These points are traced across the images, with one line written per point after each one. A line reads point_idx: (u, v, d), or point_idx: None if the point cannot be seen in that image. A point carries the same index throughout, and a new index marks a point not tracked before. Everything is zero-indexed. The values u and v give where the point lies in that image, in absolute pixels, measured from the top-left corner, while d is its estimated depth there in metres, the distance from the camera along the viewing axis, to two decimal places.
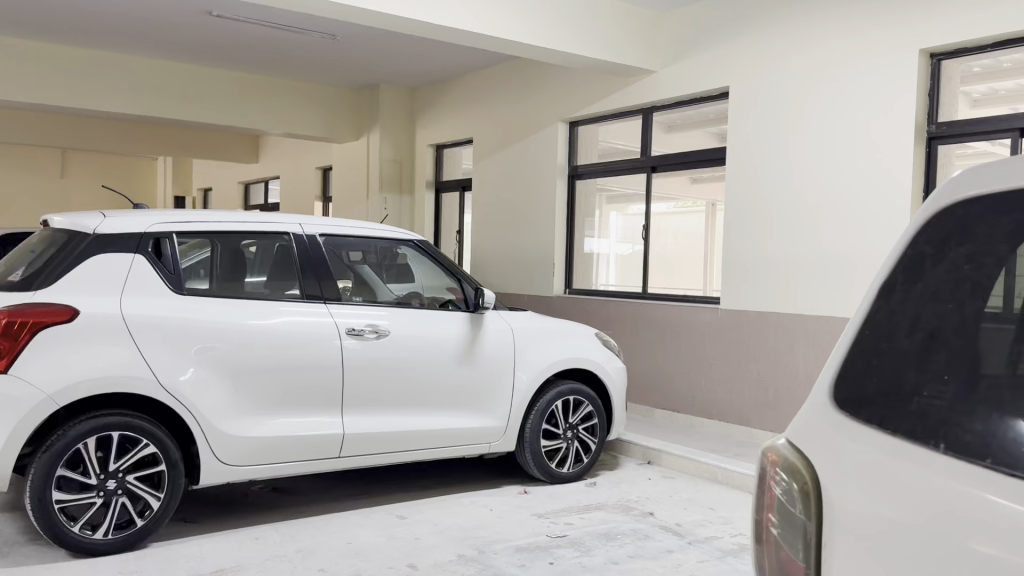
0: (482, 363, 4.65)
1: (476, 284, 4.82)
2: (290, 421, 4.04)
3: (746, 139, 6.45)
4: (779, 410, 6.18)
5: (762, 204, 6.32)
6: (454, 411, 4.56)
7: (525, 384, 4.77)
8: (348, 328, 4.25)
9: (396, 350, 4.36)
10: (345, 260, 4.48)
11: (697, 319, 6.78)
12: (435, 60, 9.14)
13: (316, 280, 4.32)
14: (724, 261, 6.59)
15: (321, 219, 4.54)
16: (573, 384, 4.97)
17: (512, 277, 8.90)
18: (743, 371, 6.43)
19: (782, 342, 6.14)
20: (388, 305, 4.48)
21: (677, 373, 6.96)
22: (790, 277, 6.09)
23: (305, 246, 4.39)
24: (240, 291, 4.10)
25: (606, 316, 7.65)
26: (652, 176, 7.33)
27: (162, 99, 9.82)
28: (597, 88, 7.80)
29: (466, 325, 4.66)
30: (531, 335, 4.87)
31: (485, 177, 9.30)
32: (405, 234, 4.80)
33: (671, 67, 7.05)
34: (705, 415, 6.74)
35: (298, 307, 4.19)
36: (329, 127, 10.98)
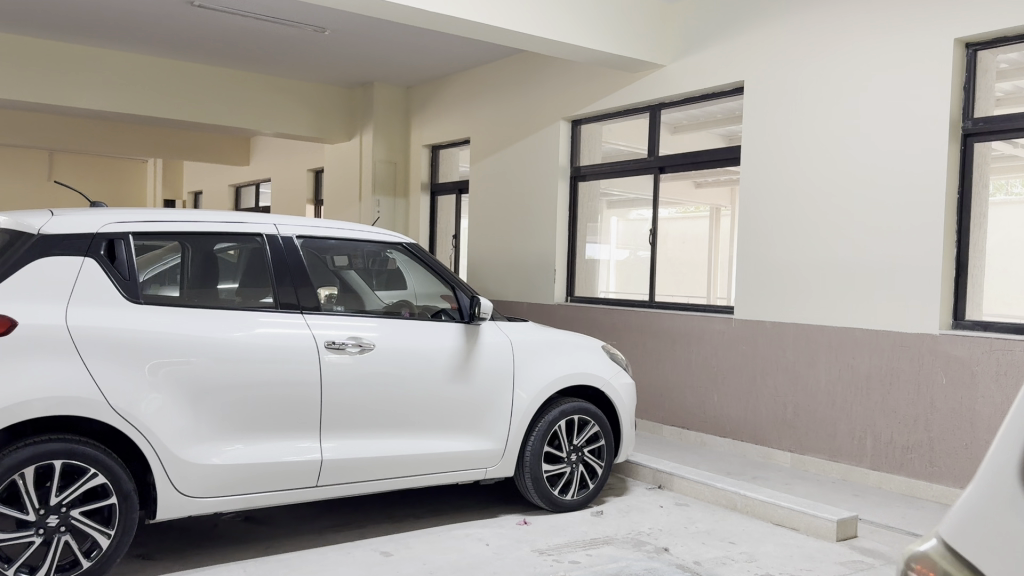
0: (478, 379, 4.20)
1: (472, 291, 4.37)
2: (260, 447, 3.59)
3: (763, 136, 6.03)
4: (798, 428, 5.73)
5: (780, 206, 5.89)
6: (446, 433, 4.11)
7: (526, 404, 4.33)
8: (328, 341, 3.80)
9: (383, 367, 3.91)
10: (327, 265, 4.03)
11: (708, 330, 6.34)
12: (431, 55, 8.71)
13: (293, 287, 3.86)
14: (739, 268, 6.16)
15: (299, 219, 4.09)
16: (577, 402, 4.51)
17: (511, 284, 8.46)
18: (759, 386, 5.99)
19: (802, 356, 5.70)
20: (375, 315, 4.03)
21: (687, 388, 6.52)
22: (811, 285, 5.66)
23: (282, 249, 3.94)
24: (207, 300, 3.65)
25: (610, 327, 7.21)
26: (660, 177, 6.91)
27: (145, 96, 9.37)
28: (601, 84, 7.38)
29: (461, 336, 4.22)
30: (532, 349, 4.42)
31: (483, 179, 8.87)
32: (393, 236, 4.34)
33: (681, 62, 6.63)
34: (716, 434, 6.29)
35: (273, 318, 3.74)
36: (321, 127, 10.54)
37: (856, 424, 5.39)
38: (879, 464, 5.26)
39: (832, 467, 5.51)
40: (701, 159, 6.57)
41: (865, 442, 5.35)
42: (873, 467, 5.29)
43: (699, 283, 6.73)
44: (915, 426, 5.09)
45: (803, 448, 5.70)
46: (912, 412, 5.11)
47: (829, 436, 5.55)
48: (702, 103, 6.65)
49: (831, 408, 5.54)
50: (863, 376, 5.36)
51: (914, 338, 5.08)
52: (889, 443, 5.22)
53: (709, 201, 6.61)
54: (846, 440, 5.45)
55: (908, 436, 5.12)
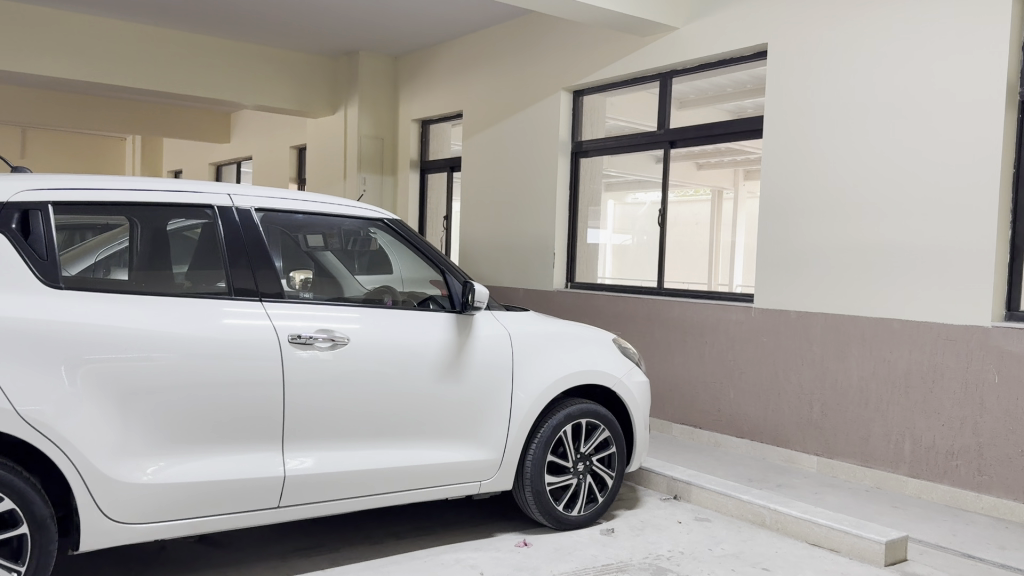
0: (470, 379, 3.60)
1: (465, 276, 3.76)
2: (209, 462, 3.00)
3: (789, 105, 5.44)
4: (825, 429, 5.18)
5: (807, 181, 5.32)
6: (434, 441, 3.52)
7: (527, 406, 3.73)
8: (292, 334, 3.19)
9: (360, 365, 3.31)
10: (294, 244, 3.41)
11: (724, 320, 5.77)
12: (422, 19, 8.04)
13: (251, 270, 3.25)
14: (760, 252, 5.58)
15: (259, 189, 3.45)
16: (585, 404, 3.92)
17: (506, 269, 7.86)
18: (781, 383, 5.43)
19: (830, 350, 5.14)
20: (351, 302, 3.42)
21: (700, 383, 5.96)
22: (844, 272, 5.08)
23: (240, 224, 3.31)
24: (145, 285, 3.04)
25: (615, 315, 6.63)
26: (670, 152, 6.34)
27: (117, 66, 8.69)
28: (606, 49, 6.76)
29: (453, 327, 3.62)
30: (534, 342, 3.82)
31: (476, 155, 8.24)
32: (373, 211, 3.71)
33: (697, 24, 6.00)
34: (732, 433, 5.74)
35: (225, 307, 3.13)
36: (303, 100, 9.87)
37: (892, 426, 4.84)
38: (918, 471, 4.71)
39: (864, 473, 4.96)
40: (717, 132, 5.97)
41: (902, 446, 4.79)
42: (911, 474, 4.75)
43: (700, 265, 6.19)
44: (961, 429, 4.53)
45: (830, 451, 5.15)
46: (957, 414, 4.55)
47: (861, 439, 4.99)
48: (719, 70, 6.04)
49: (864, 407, 4.98)
50: (901, 373, 4.79)
51: (961, 331, 4.51)
52: (930, 447, 4.66)
53: (709, 183, 6.09)
54: (881, 444, 4.89)
55: (953, 441, 4.56)
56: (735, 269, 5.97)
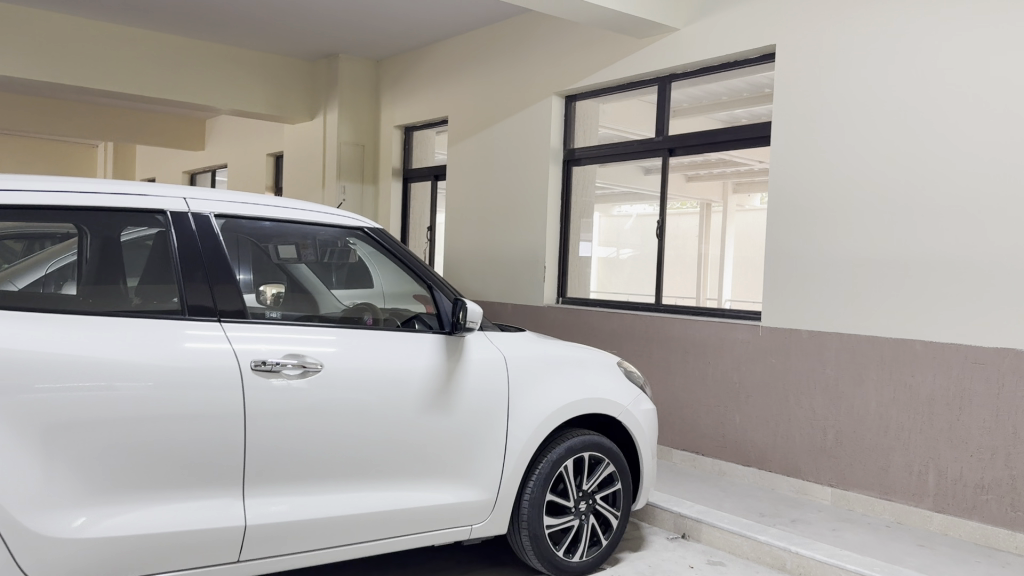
0: (460, 409, 3.18)
1: (456, 293, 3.33)
2: (156, 510, 2.57)
3: (800, 110, 5.10)
4: (840, 459, 4.82)
5: (818, 192, 4.99)
6: (420, 482, 3.09)
7: (524, 440, 3.31)
8: (255, 360, 2.76)
9: (335, 395, 2.88)
10: (259, 255, 2.97)
11: (729, 340, 5.40)
12: (405, 20, 7.66)
13: (209, 285, 2.81)
14: (768, 267, 5.22)
15: (219, 191, 3.00)
16: (588, 436, 3.52)
17: (493, 283, 7.47)
18: (792, 408, 5.06)
19: (846, 373, 4.79)
20: (326, 322, 3.00)
21: (702, 407, 5.57)
22: (861, 289, 4.73)
23: (198, 233, 2.86)
24: (87, 302, 2.62)
25: (609, 333, 6.24)
26: (669, 160, 5.99)
27: (83, 67, 8.22)
28: (601, 52, 6.40)
29: (442, 351, 3.20)
30: (532, 367, 3.40)
31: (462, 163, 7.85)
32: (351, 218, 3.27)
33: (698, 26, 5.67)
34: (738, 461, 5.36)
35: (176, 329, 2.68)
36: (280, 105, 9.46)
37: (914, 456, 4.48)
38: (944, 506, 4.36)
39: (884, 507, 4.61)
40: (721, 139, 5.63)
41: (926, 478, 4.44)
42: (936, 508, 4.40)
43: (699, 280, 5.84)
44: (992, 461, 4.18)
45: (846, 482, 4.79)
46: (987, 444, 4.20)
47: (879, 470, 4.63)
48: (720, 75, 5.71)
49: (883, 436, 4.62)
50: (925, 400, 4.45)
51: (993, 354, 4.18)
52: (957, 479, 4.32)
53: (700, 196, 5.79)
54: (902, 475, 4.54)
55: (983, 473, 4.21)
56: (724, 284, 5.67)
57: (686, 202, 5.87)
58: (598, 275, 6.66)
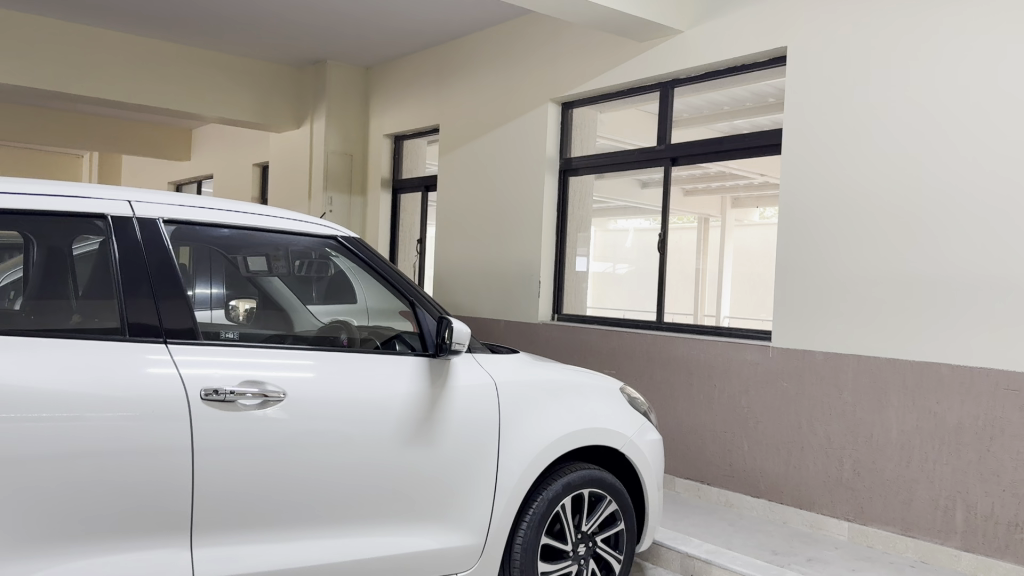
0: (445, 443, 2.80)
1: (441, 311, 2.96)
2: (89, 564, 2.19)
3: (813, 117, 4.78)
4: (859, 491, 4.48)
5: (832, 203, 4.66)
6: (398, 525, 2.72)
7: (516, 476, 2.94)
8: (206, 389, 2.37)
9: (302, 428, 2.51)
10: (224, 266, 2.63)
11: (737, 362, 5.05)
12: (396, 24, 7.34)
13: (154, 301, 2.43)
14: (779, 283, 4.88)
15: (171, 194, 2.62)
16: (588, 470, 3.16)
17: (485, 298, 7.12)
18: (805, 435, 4.72)
19: (865, 399, 4.46)
20: (291, 344, 2.62)
21: (707, 433, 5.22)
22: (881, 308, 4.40)
23: (145, 242, 2.48)
24: (25, 319, 2.26)
25: (608, 352, 5.88)
26: (671, 171, 5.68)
27: (62, 71, 7.86)
28: (600, 56, 6.09)
29: (425, 376, 2.82)
30: (526, 394, 3.03)
31: (453, 173, 7.52)
32: (323, 225, 2.89)
33: (702, 29, 5.36)
34: (747, 492, 5.00)
35: (114, 355, 2.29)
36: (266, 113, 9.12)
37: (940, 490, 4.16)
38: (974, 545, 4.03)
39: (908, 545, 4.26)
40: (727, 148, 5.30)
41: (953, 514, 4.11)
42: (964, 547, 4.06)
43: (701, 297, 5.51)
44: None
45: (865, 516, 4.45)
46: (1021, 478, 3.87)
47: (902, 504, 4.31)
48: (725, 81, 5.41)
49: (906, 467, 4.29)
50: (951, 429, 4.13)
51: None
52: (988, 516, 3.99)
53: (698, 211, 5.53)
54: (927, 510, 4.21)
55: (1017, 510, 3.89)
56: (722, 300, 5.36)
57: (682, 218, 5.62)
58: (595, 292, 6.32)
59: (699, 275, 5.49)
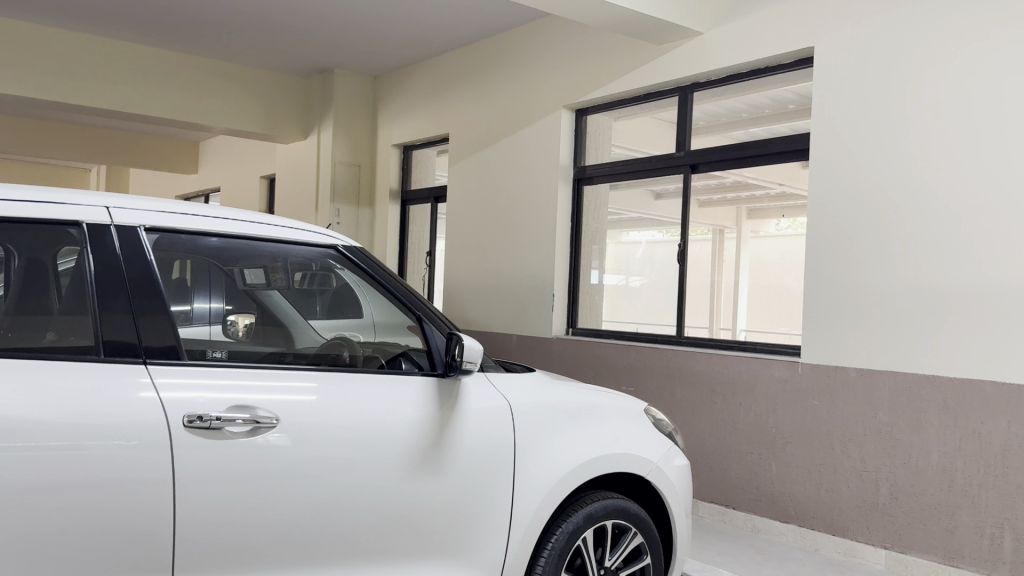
0: (454, 472, 2.55)
1: (451, 327, 2.71)
2: None
3: (842, 119, 4.53)
4: (896, 517, 4.20)
5: (863, 211, 4.40)
6: (404, 564, 2.46)
7: (533, 508, 2.69)
8: (189, 415, 2.12)
9: (296, 458, 2.26)
10: (219, 278, 2.40)
11: (763, 379, 4.78)
12: (404, 31, 7.15)
13: (132, 318, 2.19)
14: (808, 295, 4.62)
15: (154, 201, 2.37)
16: (611, 499, 2.90)
17: (497, 312, 6.87)
18: (838, 457, 4.44)
19: (902, 419, 4.18)
20: (285, 365, 2.37)
21: (732, 454, 4.95)
22: (919, 321, 4.13)
23: (123, 253, 2.23)
24: None
25: (626, 368, 5.62)
26: (690, 178, 5.45)
27: (65, 81, 7.70)
28: (615, 60, 5.88)
29: (432, 399, 2.57)
30: (543, 417, 2.78)
31: (463, 183, 7.30)
32: (323, 234, 2.63)
33: (722, 31, 5.14)
34: (774, 517, 4.73)
35: (85, 377, 2.05)
36: (272, 123, 8.95)
37: (986, 516, 3.88)
38: None
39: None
40: (750, 154, 5.05)
41: (1000, 542, 3.83)
42: None
43: (722, 310, 5.25)
44: None
45: (904, 544, 4.17)
46: None
47: (944, 532, 4.02)
48: (745, 85, 5.18)
49: (947, 491, 4.02)
50: (996, 451, 3.85)
51: None
52: None
53: (711, 221, 5.30)
54: (971, 538, 3.93)
55: None
56: (738, 312, 5.15)
57: (697, 230, 5.40)
58: (611, 306, 6.07)
59: (716, 286, 5.28)
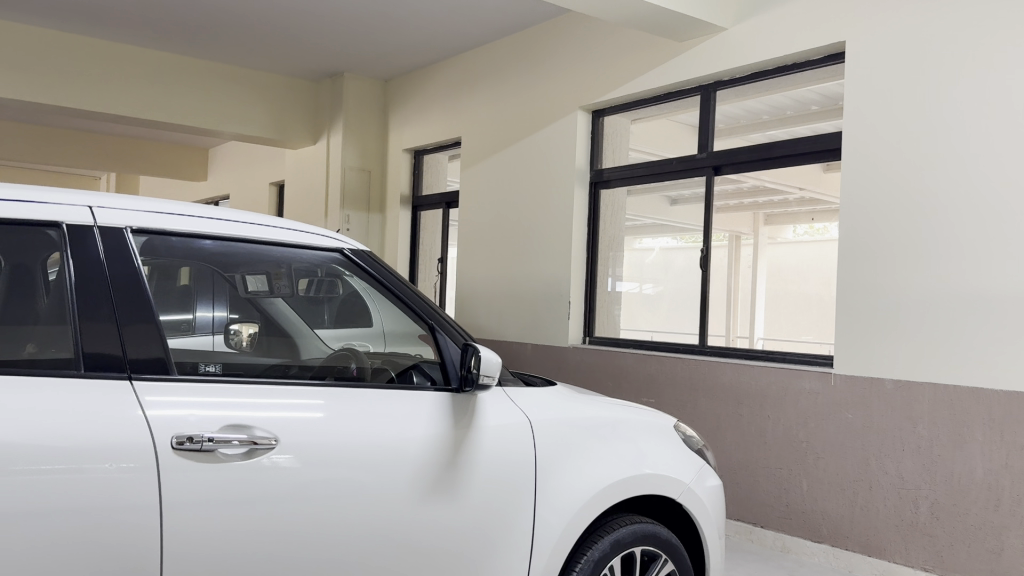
0: (472, 497, 2.33)
1: (466, 338, 2.50)
2: None
3: (878, 117, 4.29)
4: (937, 537, 3.95)
5: (900, 213, 4.17)
6: None
7: (557, 534, 2.46)
8: (178, 437, 1.90)
9: (298, 484, 2.04)
10: (216, 285, 2.20)
11: (793, 391, 4.55)
12: (416, 32, 6.97)
13: (117, 327, 1.97)
14: (840, 302, 4.38)
15: (144, 199, 2.16)
16: (640, 524, 2.68)
17: (511, 321, 6.66)
18: (874, 473, 4.19)
19: (943, 433, 3.94)
20: (287, 380, 2.16)
21: (760, 469, 4.71)
22: (961, 330, 3.89)
23: (107, 256, 2.01)
24: None
25: (646, 379, 5.39)
26: (713, 181, 5.23)
27: (71, 85, 7.55)
28: (635, 58, 5.66)
29: (445, 417, 2.35)
30: (567, 435, 2.56)
31: (476, 188, 7.11)
32: (329, 237, 2.42)
33: (746, 27, 4.93)
34: (806, 537, 4.48)
35: (61, 395, 1.82)
36: (282, 128, 8.79)
37: None
38: None
39: None
40: (776, 155, 4.83)
41: None
42: None
43: (747, 318, 5.03)
44: None
45: (946, 566, 3.92)
46: None
47: (989, 554, 3.77)
48: (770, 83, 4.96)
49: (993, 511, 3.77)
50: None
51: None
52: None
53: (729, 228, 5.16)
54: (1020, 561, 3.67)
55: None
56: (756, 320, 4.97)
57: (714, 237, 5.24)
58: (629, 314, 5.85)
59: (732, 294, 5.10)
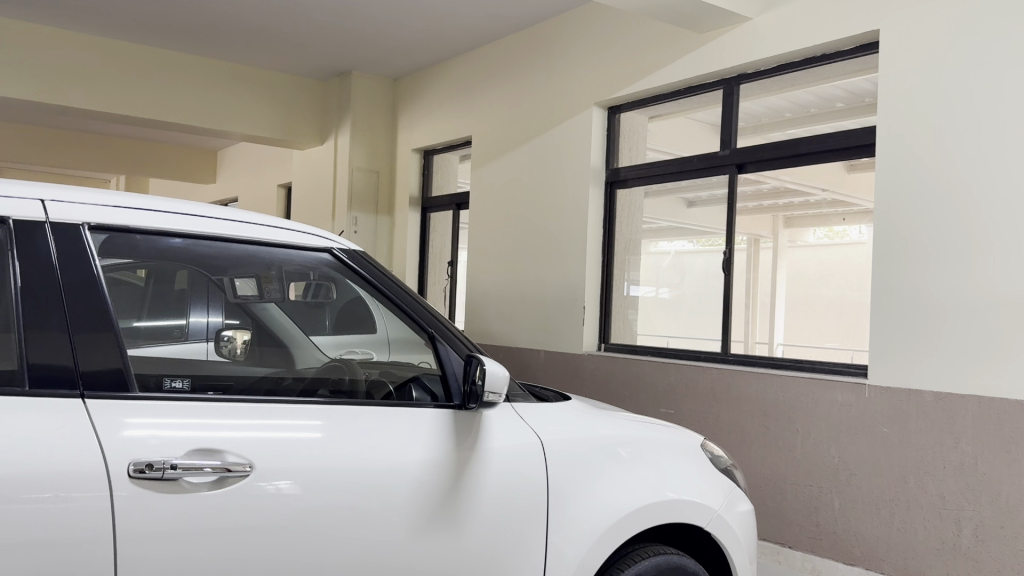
0: (478, 526, 2.07)
1: (470, 349, 2.23)
2: None
3: (915, 109, 4.00)
4: (983, 563, 3.65)
5: (940, 213, 3.87)
6: None
7: (573, 568, 2.20)
8: (136, 464, 1.64)
9: (276, 517, 1.77)
10: (194, 286, 1.94)
11: (825, 404, 4.25)
12: (426, 26, 6.74)
13: (68, 337, 1.70)
14: (874, 308, 4.10)
15: (107, 191, 1.89)
16: (663, 555, 2.41)
17: (524, 326, 6.40)
18: (914, 492, 3.90)
19: (989, 451, 3.64)
20: (267, 396, 1.90)
21: (789, 486, 4.42)
22: (1007, 339, 3.61)
23: (61, 254, 1.74)
24: None
25: (666, 389, 5.11)
26: (736, 179, 4.95)
27: (74, 85, 7.36)
28: (653, 51, 5.40)
29: (448, 437, 2.08)
30: (582, 457, 2.29)
31: (488, 189, 6.86)
32: (318, 235, 2.15)
33: (771, 16, 4.65)
34: (839, 559, 4.19)
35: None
36: (289, 129, 8.59)
37: None
38: None
39: None
40: (804, 152, 4.54)
41: None
42: None
43: (771, 325, 4.74)
44: None
45: None
46: None
47: None
48: (798, 74, 4.68)
49: None
50: None
51: None
52: None
53: (749, 230, 4.89)
54: None
55: None
56: (776, 325, 4.71)
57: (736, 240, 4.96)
58: (647, 320, 5.57)
59: (752, 299, 4.85)
